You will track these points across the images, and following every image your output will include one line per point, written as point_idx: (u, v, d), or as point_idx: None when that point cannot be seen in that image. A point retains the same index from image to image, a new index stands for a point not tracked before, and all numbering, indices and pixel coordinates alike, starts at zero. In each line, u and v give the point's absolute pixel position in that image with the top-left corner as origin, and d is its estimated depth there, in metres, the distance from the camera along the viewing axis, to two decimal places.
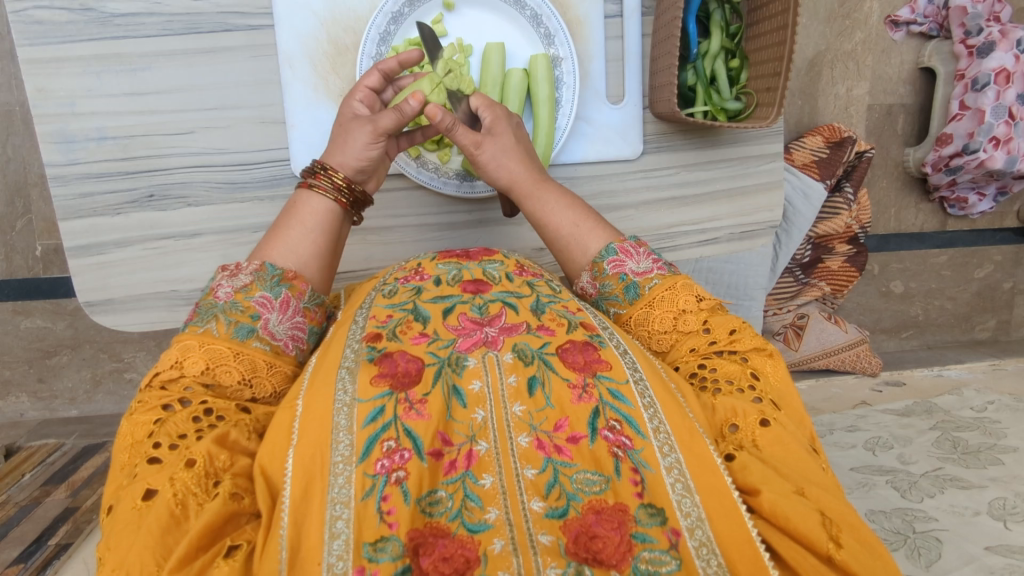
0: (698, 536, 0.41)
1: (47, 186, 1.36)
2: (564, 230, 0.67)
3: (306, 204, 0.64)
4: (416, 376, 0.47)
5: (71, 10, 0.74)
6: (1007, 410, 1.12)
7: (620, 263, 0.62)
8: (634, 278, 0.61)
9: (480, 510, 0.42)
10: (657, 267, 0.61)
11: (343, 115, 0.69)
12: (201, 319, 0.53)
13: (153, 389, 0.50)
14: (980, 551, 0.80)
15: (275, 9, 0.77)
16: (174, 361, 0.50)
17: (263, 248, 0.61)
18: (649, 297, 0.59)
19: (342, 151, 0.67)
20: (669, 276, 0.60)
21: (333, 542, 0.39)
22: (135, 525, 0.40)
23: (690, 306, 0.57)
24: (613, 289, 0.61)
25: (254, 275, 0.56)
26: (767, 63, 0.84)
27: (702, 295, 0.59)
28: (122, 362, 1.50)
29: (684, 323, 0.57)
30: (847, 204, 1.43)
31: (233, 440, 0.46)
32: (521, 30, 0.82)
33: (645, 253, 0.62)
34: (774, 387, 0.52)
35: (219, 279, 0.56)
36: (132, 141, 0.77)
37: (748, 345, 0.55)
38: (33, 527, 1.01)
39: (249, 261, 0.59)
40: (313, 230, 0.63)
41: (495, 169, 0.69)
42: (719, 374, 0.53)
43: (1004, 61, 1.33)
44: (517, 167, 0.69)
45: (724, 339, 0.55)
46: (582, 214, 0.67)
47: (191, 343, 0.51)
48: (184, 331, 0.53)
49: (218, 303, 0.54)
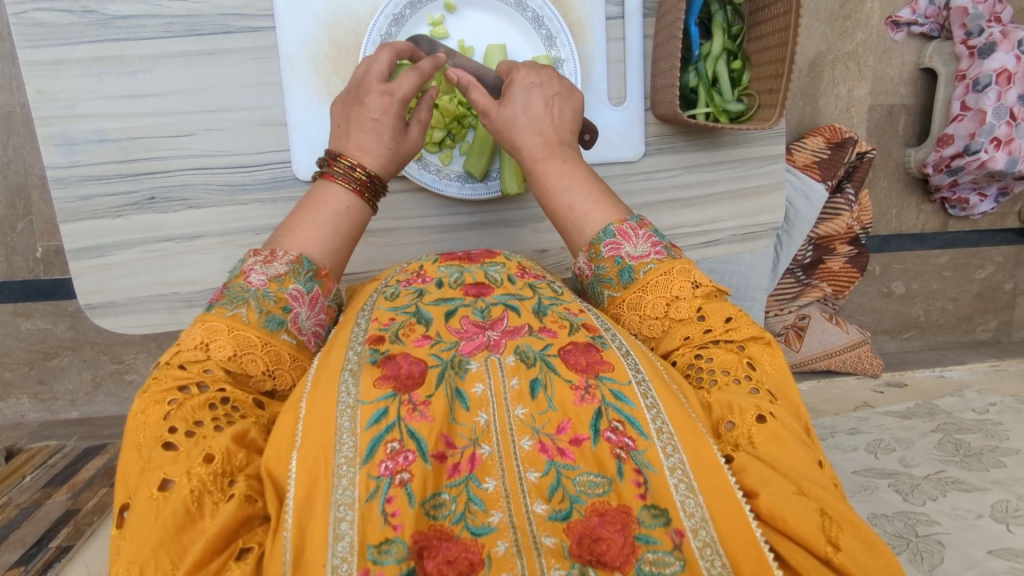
0: (702, 537, 0.41)
1: (47, 188, 1.36)
2: (562, 207, 0.65)
3: (343, 200, 0.64)
4: (419, 378, 0.47)
5: (72, 12, 0.74)
6: (1009, 411, 1.12)
7: (617, 246, 0.60)
8: (630, 262, 0.59)
9: (484, 513, 0.42)
10: (655, 251, 0.60)
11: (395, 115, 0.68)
12: (231, 302, 0.53)
13: (170, 368, 0.49)
14: (983, 555, 0.80)
15: (275, 11, 0.77)
16: (200, 342, 0.50)
17: (292, 237, 0.60)
18: (643, 282, 0.58)
19: (374, 140, 0.67)
20: (668, 261, 0.59)
21: (337, 544, 0.39)
22: (151, 517, 0.40)
23: (685, 293, 0.56)
24: (608, 271, 0.60)
25: (290, 266, 0.56)
26: (769, 64, 0.84)
27: (699, 282, 0.57)
28: (122, 363, 1.50)
29: (677, 310, 0.56)
30: (847, 206, 1.43)
31: (251, 439, 0.46)
32: (522, 31, 0.82)
33: (645, 234, 0.60)
34: (769, 376, 0.53)
35: (251, 262, 0.56)
36: (133, 144, 0.77)
37: (744, 333, 0.55)
38: (32, 530, 1.01)
39: (282, 249, 0.58)
40: (344, 227, 0.63)
41: (502, 138, 0.70)
42: (716, 364, 0.52)
43: (1005, 62, 1.33)
44: (522, 138, 0.68)
45: (719, 328, 0.55)
46: (583, 193, 0.65)
47: (219, 326, 0.51)
48: (211, 312, 0.52)
49: (250, 289, 0.54)
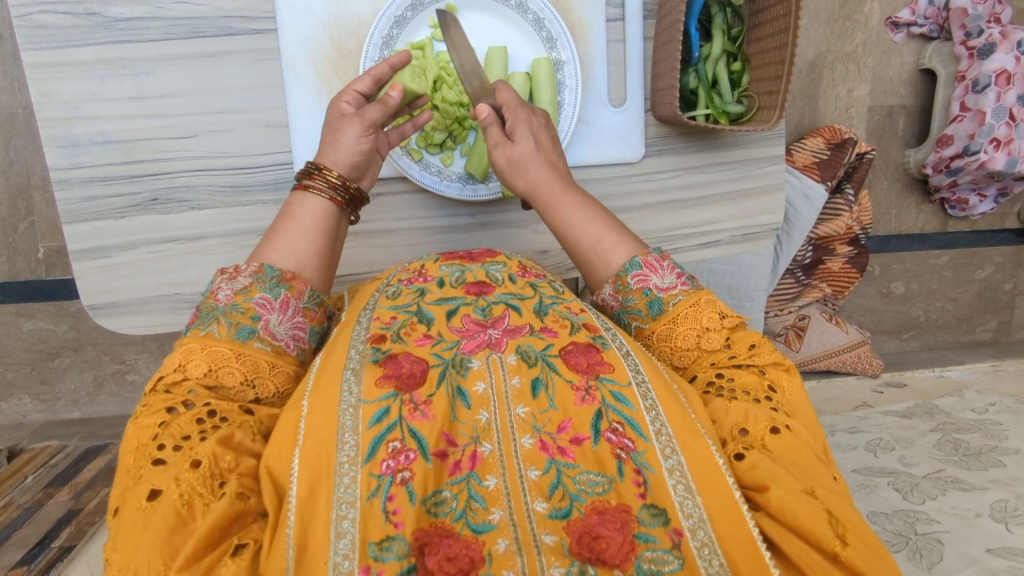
0: (700, 537, 0.41)
1: (48, 189, 1.37)
2: (585, 243, 0.65)
3: (302, 206, 0.64)
4: (421, 377, 0.47)
5: (74, 14, 0.74)
6: (1009, 411, 1.12)
7: (644, 277, 0.60)
8: (658, 292, 0.59)
9: (484, 511, 0.42)
10: (681, 283, 0.60)
11: (330, 115, 0.70)
12: (203, 322, 0.53)
13: (157, 392, 0.50)
14: (982, 553, 0.80)
15: (277, 13, 0.77)
16: (177, 364, 0.51)
17: (260, 251, 0.60)
18: (672, 314, 0.58)
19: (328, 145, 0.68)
20: (693, 292, 0.59)
21: (339, 541, 0.39)
22: (141, 524, 0.40)
23: (714, 324, 0.56)
24: (636, 303, 0.60)
25: (254, 276, 0.56)
26: (769, 66, 0.84)
27: (725, 313, 0.58)
28: (123, 364, 1.51)
29: (707, 341, 0.56)
30: (847, 207, 1.44)
31: (238, 441, 0.46)
32: (523, 33, 0.82)
33: (669, 266, 0.61)
34: (790, 401, 0.52)
35: (218, 282, 0.56)
36: (135, 146, 0.78)
37: (767, 359, 0.55)
38: (35, 530, 1.01)
39: (249, 263, 0.59)
40: (311, 231, 0.63)
41: (516, 177, 0.69)
42: (737, 384, 0.52)
43: (1005, 63, 1.33)
44: (538, 175, 0.68)
45: (743, 354, 0.55)
46: (604, 227, 0.65)
47: (193, 346, 0.51)
48: (185, 335, 0.53)
49: (218, 305, 0.54)
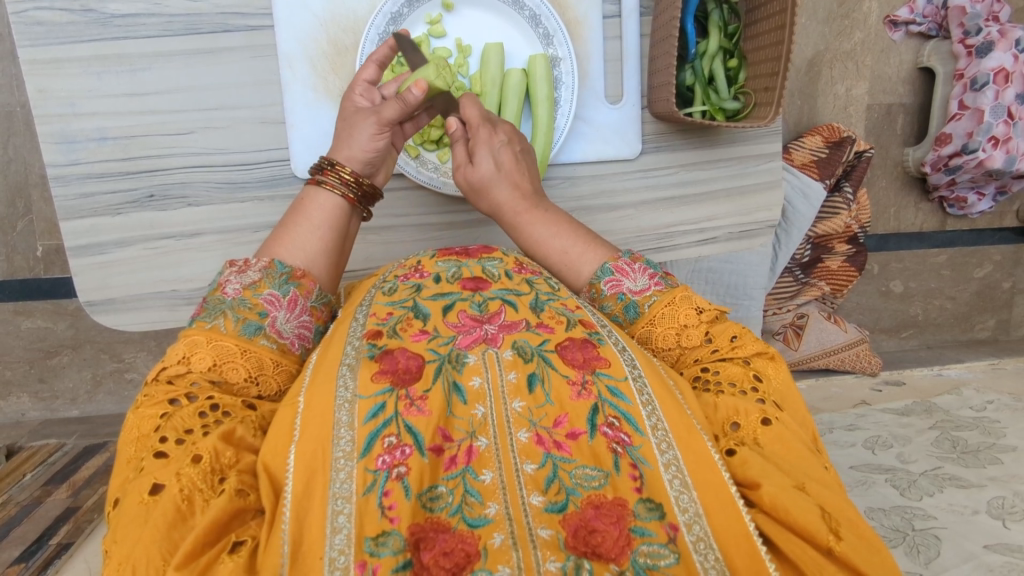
0: (696, 531, 0.41)
1: (47, 187, 1.37)
2: (554, 255, 0.65)
3: (315, 202, 0.64)
4: (416, 372, 0.47)
5: (71, 11, 0.74)
6: (1006, 409, 1.12)
7: (617, 282, 0.60)
8: (633, 296, 0.59)
9: (480, 505, 0.42)
10: (655, 284, 0.60)
11: (346, 110, 0.70)
12: (209, 315, 0.53)
13: (159, 383, 0.50)
14: (979, 549, 0.80)
15: (274, 10, 0.77)
16: (181, 357, 0.50)
17: (269, 246, 0.61)
18: (649, 316, 0.58)
19: (344, 140, 0.68)
20: (669, 290, 0.59)
21: (334, 536, 0.39)
22: (141, 519, 0.40)
23: (692, 321, 0.56)
24: (613, 309, 0.60)
25: (263, 273, 0.57)
26: (765, 63, 0.84)
27: (703, 307, 0.57)
28: (122, 362, 1.50)
29: (688, 338, 0.56)
30: (846, 204, 1.43)
31: (239, 436, 0.46)
32: (520, 30, 0.82)
33: (641, 269, 0.61)
34: (776, 389, 0.52)
35: (227, 274, 0.56)
36: (132, 143, 0.78)
37: (750, 349, 0.54)
38: (32, 527, 1.01)
39: (257, 257, 0.59)
40: (320, 227, 0.63)
41: (479, 197, 0.70)
42: (722, 376, 0.52)
43: (1003, 61, 1.33)
44: (499, 196, 0.69)
45: (726, 347, 0.55)
46: (571, 238, 0.65)
47: (198, 339, 0.51)
48: (191, 327, 0.53)
49: (226, 299, 0.54)
